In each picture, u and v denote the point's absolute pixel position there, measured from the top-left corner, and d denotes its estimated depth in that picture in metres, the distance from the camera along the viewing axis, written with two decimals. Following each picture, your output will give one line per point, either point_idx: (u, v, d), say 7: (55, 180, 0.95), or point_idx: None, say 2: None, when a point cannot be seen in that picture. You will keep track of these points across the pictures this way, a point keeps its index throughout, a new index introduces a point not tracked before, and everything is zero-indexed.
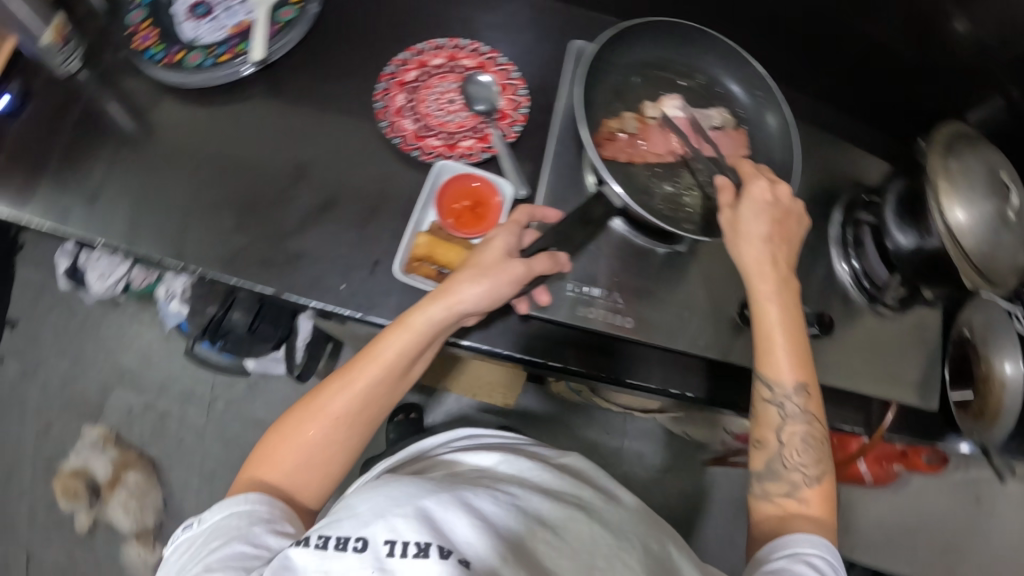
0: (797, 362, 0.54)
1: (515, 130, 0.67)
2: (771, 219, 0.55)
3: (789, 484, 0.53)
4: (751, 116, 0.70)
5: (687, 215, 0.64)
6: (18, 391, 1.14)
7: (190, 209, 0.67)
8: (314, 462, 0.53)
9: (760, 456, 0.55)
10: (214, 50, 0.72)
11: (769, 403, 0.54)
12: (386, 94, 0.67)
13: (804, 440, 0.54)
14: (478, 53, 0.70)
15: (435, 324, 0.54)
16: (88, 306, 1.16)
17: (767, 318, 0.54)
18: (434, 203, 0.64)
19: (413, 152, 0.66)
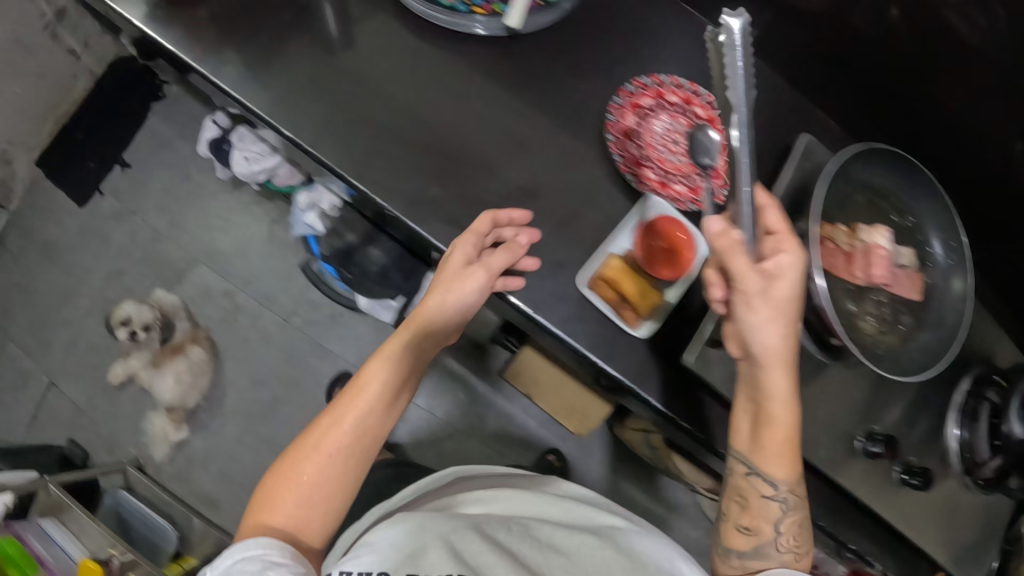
0: (790, 454, 0.55)
1: (723, 194, 0.67)
2: (780, 295, 0.51)
3: (766, 558, 0.56)
4: (937, 277, 0.69)
5: (862, 340, 0.65)
6: (110, 229, 1.16)
7: (394, 139, 0.67)
8: (319, 496, 0.52)
9: (751, 538, 0.57)
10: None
11: (744, 479, 0.57)
12: (620, 109, 0.68)
13: (799, 526, 0.57)
14: (712, 105, 0.69)
15: (410, 347, 0.58)
16: (202, 176, 1.17)
17: (776, 405, 0.54)
18: (633, 233, 0.64)
19: (628, 175, 0.66)
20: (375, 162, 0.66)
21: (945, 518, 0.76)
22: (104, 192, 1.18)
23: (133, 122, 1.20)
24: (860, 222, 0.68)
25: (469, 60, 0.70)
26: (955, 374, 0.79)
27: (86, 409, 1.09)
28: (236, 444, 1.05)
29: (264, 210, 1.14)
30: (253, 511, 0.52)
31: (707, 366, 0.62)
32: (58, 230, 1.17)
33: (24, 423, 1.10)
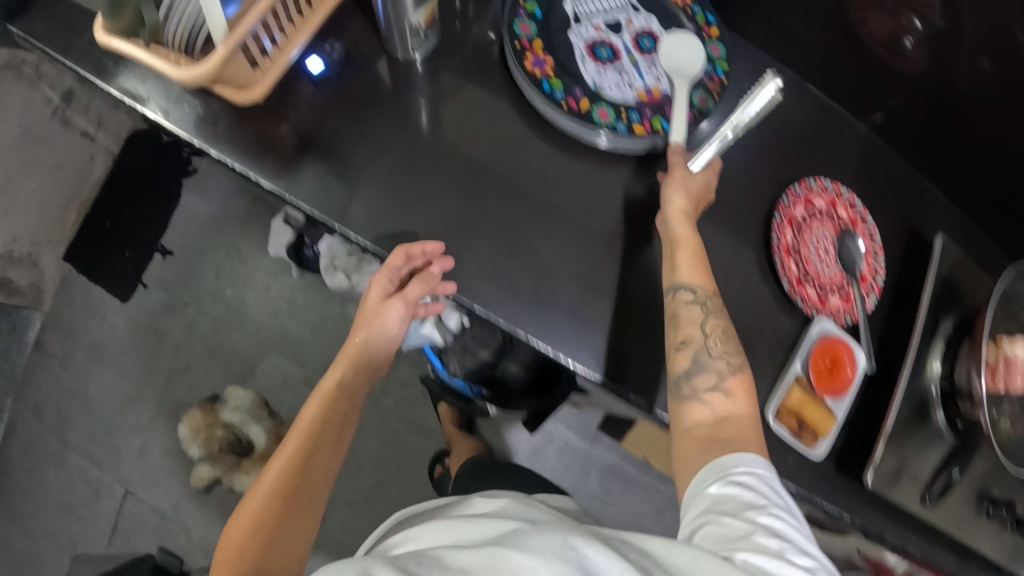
0: (694, 262, 0.61)
1: (871, 298, 0.71)
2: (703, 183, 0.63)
3: (717, 374, 0.57)
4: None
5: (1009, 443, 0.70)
6: (162, 323, 1.09)
7: (552, 272, 0.65)
8: (254, 536, 0.51)
9: (687, 353, 0.58)
10: (625, 113, 0.66)
11: (682, 307, 0.60)
12: (778, 227, 0.69)
13: (725, 332, 0.60)
14: (853, 207, 0.72)
15: (342, 386, 0.62)
16: (258, 258, 1.11)
17: (682, 247, 0.61)
18: (805, 356, 0.66)
19: (796, 298, 0.68)
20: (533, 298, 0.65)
21: None
22: (147, 283, 1.10)
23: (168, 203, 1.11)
24: (999, 331, 0.71)
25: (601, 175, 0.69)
26: None
27: (173, 515, 1.05)
28: (340, 535, 1.03)
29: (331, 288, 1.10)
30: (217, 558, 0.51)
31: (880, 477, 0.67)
32: (102, 329, 1.09)
33: (104, 536, 1.04)
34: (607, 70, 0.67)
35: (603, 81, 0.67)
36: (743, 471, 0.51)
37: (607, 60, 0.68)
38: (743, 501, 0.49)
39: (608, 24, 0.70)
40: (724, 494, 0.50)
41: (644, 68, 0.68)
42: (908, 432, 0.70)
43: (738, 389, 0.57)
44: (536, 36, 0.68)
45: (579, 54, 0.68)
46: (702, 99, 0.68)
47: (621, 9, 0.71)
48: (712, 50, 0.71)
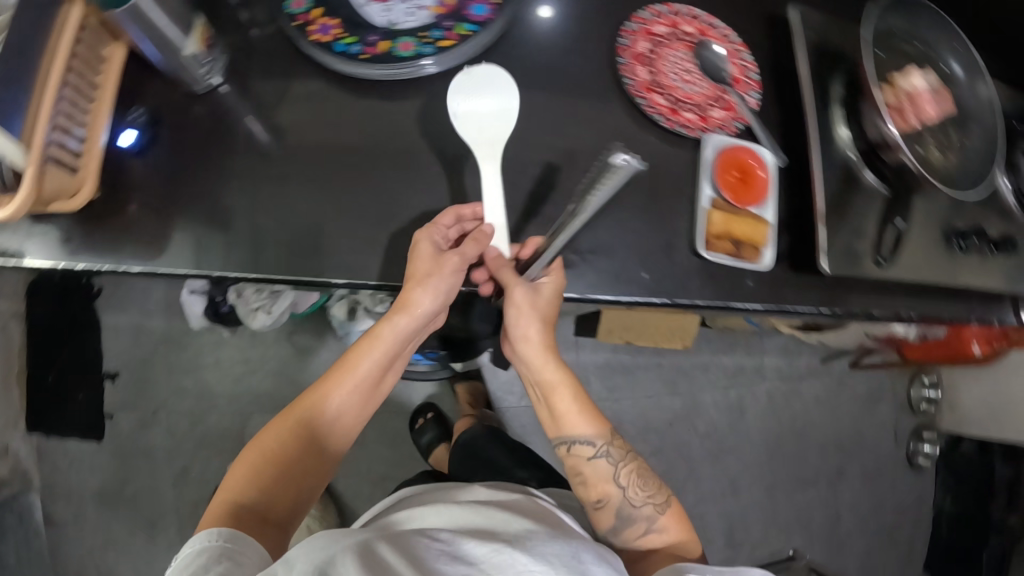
0: (590, 415, 0.62)
1: (753, 96, 0.68)
2: (540, 317, 0.60)
3: (645, 523, 0.60)
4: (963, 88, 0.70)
5: (945, 174, 0.67)
6: (145, 439, 1.09)
7: (432, 215, 0.62)
8: (273, 473, 0.55)
9: (605, 511, 0.61)
10: (428, 35, 0.63)
11: (586, 458, 0.62)
12: (629, 69, 0.66)
13: (642, 475, 0.62)
14: (695, 18, 0.69)
15: (398, 336, 0.58)
16: (199, 339, 1.08)
17: (556, 393, 0.62)
18: (711, 178, 0.64)
19: (676, 128, 0.65)
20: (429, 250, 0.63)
21: None
22: (113, 413, 1.09)
23: (90, 331, 1.09)
24: (890, 70, 0.68)
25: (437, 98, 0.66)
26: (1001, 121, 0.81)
27: None
28: None
29: (275, 331, 1.07)
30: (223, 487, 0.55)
31: (840, 257, 0.63)
32: (90, 477, 1.08)
33: None
34: (393, 3, 0.63)
35: (392, 15, 0.63)
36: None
37: None
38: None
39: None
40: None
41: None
42: (852, 200, 0.65)
43: (671, 518, 0.61)
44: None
45: None
46: None
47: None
48: None
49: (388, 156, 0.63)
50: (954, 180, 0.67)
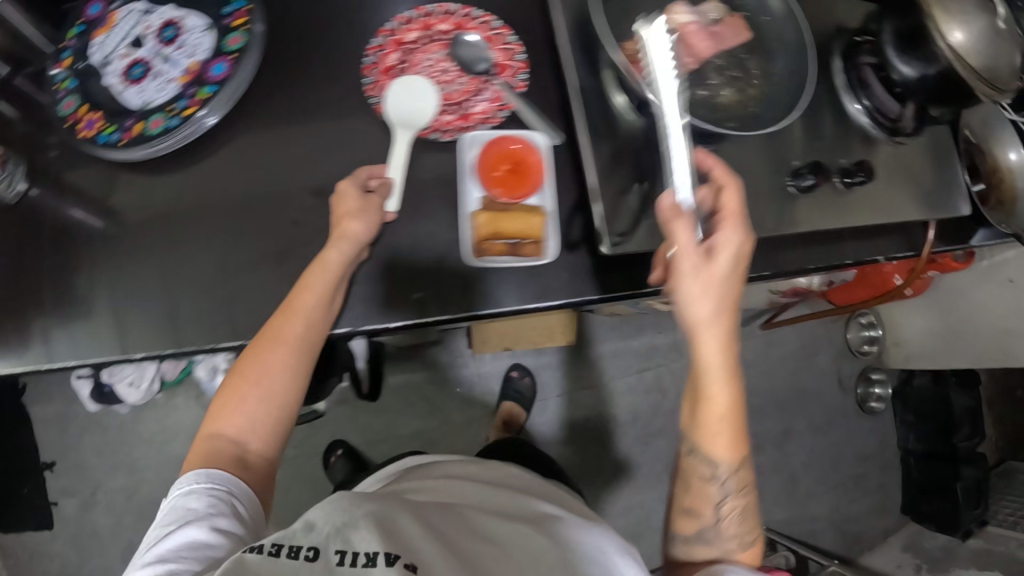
0: (734, 445, 0.57)
1: (521, 79, 0.66)
2: (715, 296, 0.52)
3: (711, 546, 0.61)
4: (751, 4, 0.68)
5: (739, 114, 0.64)
6: (89, 520, 1.11)
7: (225, 274, 0.67)
8: (275, 395, 0.56)
9: (695, 525, 0.61)
10: (173, 108, 0.70)
11: (708, 484, 0.59)
12: (376, 87, 0.68)
13: (742, 513, 0.61)
14: (449, 13, 0.68)
15: (345, 262, 0.57)
16: (119, 416, 1.11)
17: (716, 406, 0.55)
18: (475, 179, 0.63)
19: (432, 135, 0.64)
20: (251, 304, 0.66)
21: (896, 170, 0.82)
22: (57, 500, 1.11)
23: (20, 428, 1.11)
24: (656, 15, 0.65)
25: (240, 158, 0.70)
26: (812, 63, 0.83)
27: None
28: None
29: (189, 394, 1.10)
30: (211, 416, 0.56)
31: (638, 231, 0.60)
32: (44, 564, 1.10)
33: None
34: (144, 84, 0.72)
35: (145, 95, 0.71)
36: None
37: (140, 76, 0.72)
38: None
39: (127, 41, 0.73)
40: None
41: (175, 57, 0.72)
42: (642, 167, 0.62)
43: (721, 544, 0.63)
44: (77, 97, 0.71)
45: (114, 83, 0.72)
46: (234, 40, 0.71)
47: (131, 18, 0.74)
48: None
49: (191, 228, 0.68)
50: (749, 116, 0.64)
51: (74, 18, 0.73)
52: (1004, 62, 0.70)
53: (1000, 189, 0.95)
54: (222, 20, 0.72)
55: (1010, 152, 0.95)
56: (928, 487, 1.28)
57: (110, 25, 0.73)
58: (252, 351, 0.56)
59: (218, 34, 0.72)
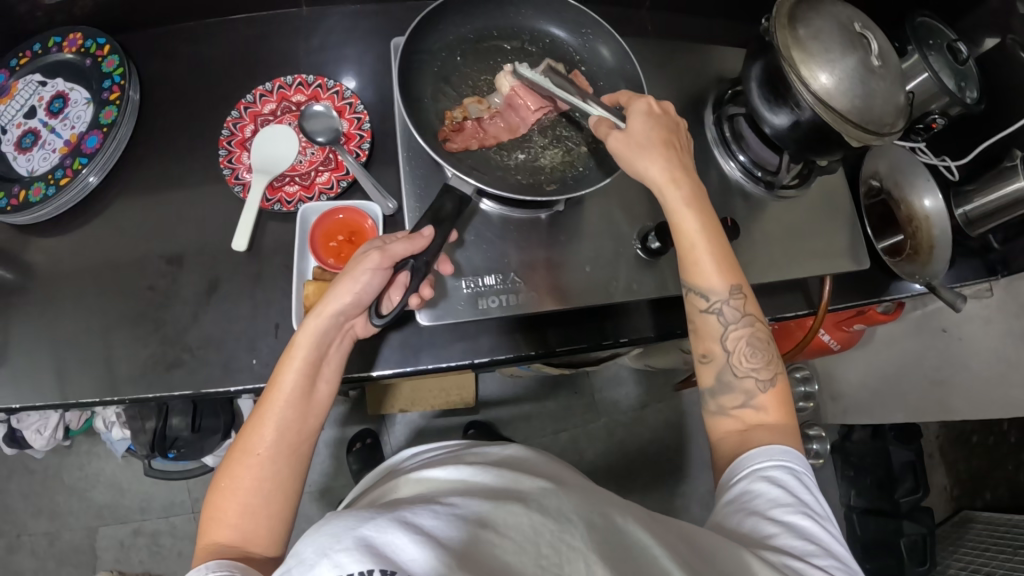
0: (722, 266, 0.57)
1: (364, 148, 0.70)
2: (662, 131, 0.59)
3: (744, 393, 0.56)
4: (585, 54, 0.70)
5: (565, 176, 0.64)
6: (11, 564, 1.13)
7: (75, 337, 0.68)
8: (269, 480, 0.49)
9: (711, 369, 0.58)
10: (52, 176, 0.71)
11: (707, 313, 0.57)
12: (231, 158, 0.71)
13: (750, 343, 0.57)
14: (305, 85, 0.73)
15: (322, 336, 0.53)
16: (43, 459, 1.16)
17: (687, 226, 0.57)
18: (310, 249, 0.65)
19: (274, 206, 0.68)
20: (104, 363, 0.67)
21: (784, 230, 0.80)
22: None
23: None
24: (488, 85, 0.67)
25: (110, 223, 0.73)
26: (691, 114, 0.82)
27: None
28: None
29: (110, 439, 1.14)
30: (204, 527, 0.47)
31: (454, 302, 0.60)
32: None
33: None
34: (32, 153, 0.73)
35: (31, 164, 0.73)
36: (774, 466, 0.51)
37: (30, 145, 0.73)
38: (769, 498, 0.49)
39: (22, 113, 0.75)
40: (753, 490, 0.50)
41: (59, 128, 0.74)
42: (463, 237, 0.63)
43: (728, 439, 0.56)
44: None
45: (8, 151, 0.73)
46: (107, 113, 0.74)
47: (28, 90, 0.75)
48: (109, 65, 0.75)
49: (45, 287, 0.70)
50: (570, 176, 0.64)
51: None
52: (873, 101, 0.67)
53: (917, 238, 0.89)
54: (101, 93, 0.75)
55: (926, 200, 0.89)
56: (874, 543, 1.25)
57: (10, 96, 0.75)
58: (240, 437, 0.50)
59: (97, 107, 0.74)
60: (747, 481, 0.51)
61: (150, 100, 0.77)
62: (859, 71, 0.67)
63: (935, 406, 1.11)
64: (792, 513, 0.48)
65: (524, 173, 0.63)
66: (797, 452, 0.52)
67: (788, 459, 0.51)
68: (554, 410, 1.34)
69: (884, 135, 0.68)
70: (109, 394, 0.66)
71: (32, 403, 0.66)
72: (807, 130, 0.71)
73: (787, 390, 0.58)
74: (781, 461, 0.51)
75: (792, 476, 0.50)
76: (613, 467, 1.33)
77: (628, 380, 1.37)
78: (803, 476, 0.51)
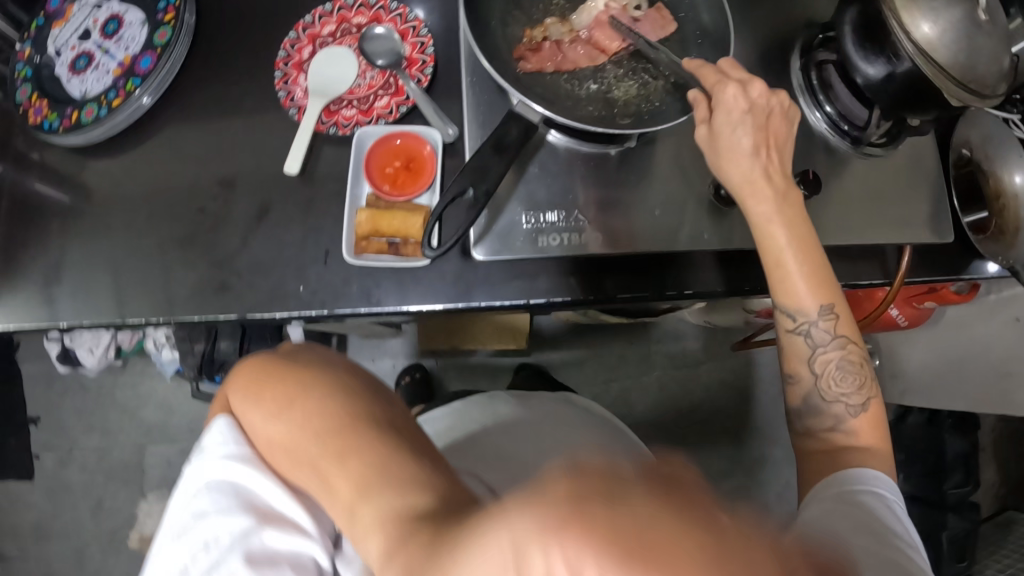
0: (814, 284, 0.53)
1: (426, 74, 0.67)
2: (754, 128, 0.53)
3: (834, 418, 0.54)
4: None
5: (639, 109, 0.59)
6: (64, 475, 1.19)
7: (129, 254, 0.68)
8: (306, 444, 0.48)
9: (797, 391, 0.56)
10: (105, 98, 0.71)
11: (794, 333, 0.55)
12: (287, 80, 0.69)
13: (840, 367, 0.55)
14: (367, 6, 0.70)
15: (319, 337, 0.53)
16: (96, 379, 1.21)
17: (776, 242, 0.53)
18: (365, 176, 0.63)
19: (330, 130, 0.67)
20: (158, 283, 0.67)
21: (865, 192, 0.74)
22: (39, 453, 1.20)
23: (8, 380, 1.18)
24: (558, 11, 0.62)
25: (167, 143, 0.72)
26: (774, 60, 0.75)
27: None
28: None
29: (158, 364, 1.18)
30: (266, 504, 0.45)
31: (510, 239, 0.58)
32: (22, 511, 1.19)
33: None
34: (86, 75, 0.72)
35: (85, 86, 0.72)
36: (866, 492, 0.50)
37: (84, 67, 0.72)
38: (863, 518, 0.47)
39: (76, 35, 0.74)
40: (846, 509, 0.49)
41: (113, 49, 0.73)
42: (525, 171, 0.59)
43: (812, 462, 0.54)
44: (31, 85, 0.72)
45: (61, 75, 0.72)
46: (161, 34, 0.73)
47: (83, 13, 0.75)
48: None
49: (102, 204, 0.70)
50: (645, 110, 0.59)
51: (36, 11, 0.75)
52: (980, 56, 0.60)
53: (1003, 216, 0.79)
54: (155, 15, 0.74)
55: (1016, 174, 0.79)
56: (915, 533, 1.21)
57: (66, 19, 0.74)
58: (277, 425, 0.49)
59: (150, 29, 0.73)
60: (839, 501, 0.49)
61: (208, 20, 0.76)
62: (966, 22, 0.60)
63: (1000, 397, 1.04)
64: (888, 540, 0.46)
65: (599, 103, 0.59)
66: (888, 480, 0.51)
67: (880, 487, 0.50)
68: (607, 359, 1.31)
69: (990, 96, 0.61)
70: (160, 313, 0.67)
71: (89, 317, 0.67)
72: (902, 83, 0.64)
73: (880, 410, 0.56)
74: (873, 486, 0.50)
75: (884, 504, 0.49)
76: (651, 431, 1.31)
77: (669, 350, 1.34)
78: (894, 507, 0.49)
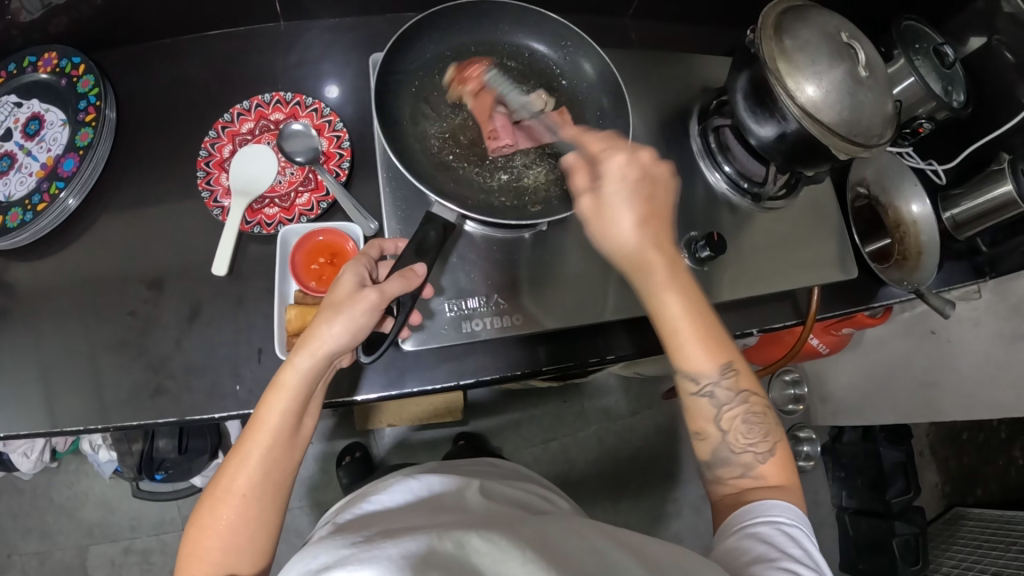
0: (709, 348, 0.55)
1: (344, 168, 0.70)
2: (638, 196, 0.57)
3: (742, 467, 0.55)
4: (566, 68, 0.69)
5: (549, 196, 0.63)
6: None
7: (50, 366, 0.67)
8: (244, 518, 0.49)
9: (707, 446, 0.57)
10: (29, 201, 0.70)
11: (699, 396, 0.56)
12: (210, 178, 0.70)
13: (745, 420, 0.56)
14: (284, 103, 0.73)
15: (304, 376, 0.51)
16: (32, 478, 1.16)
17: (668, 309, 0.55)
18: (292, 274, 0.65)
19: (254, 229, 0.68)
20: (82, 393, 0.66)
21: (772, 242, 0.79)
22: None
23: None
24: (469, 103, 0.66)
25: (88, 246, 0.71)
26: (676, 124, 0.81)
27: None
28: None
29: None
30: (184, 561, 0.49)
31: (438, 327, 0.60)
32: None
33: None
34: (9, 177, 0.71)
35: (8, 190, 0.71)
36: (763, 523, 0.51)
37: (6, 170, 0.72)
38: (757, 553, 0.48)
39: None
40: (744, 546, 0.50)
41: (35, 150, 0.72)
42: (446, 260, 0.62)
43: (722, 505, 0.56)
44: None
45: None
46: (83, 135, 0.72)
47: (3, 112, 0.74)
48: (84, 85, 0.74)
49: (17, 315, 0.68)
50: (555, 196, 0.63)
51: None
52: (863, 110, 0.65)
53: (904, 244, 0.87)
54: (75, 115, 0.73)
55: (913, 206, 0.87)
56: (867, 544, 1.26)
57: None
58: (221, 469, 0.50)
59: (72, 128, 0.73)
60: (739, 538, 0.51)
61: (127, 119, 0.76)
62: (846, 84, 0.65)
63: (925, 407, 1.11)
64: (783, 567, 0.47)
65: (514, 191, 0.63)
66: (790, 507, 0.52)
67: (779, 516, 0.51)
68: (543, 418, 1.34)
69: (874, 147, 0.67)
70: (84, 427, 0.65)
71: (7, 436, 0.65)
72: (795, 142, 0.69)
73: (788, 457, 0.57)
74: (771, 517, 0.51)
75: (781, 530, 0.50)
76: (611, 470, 1.34)
77: (618, 391, 1.38)
78: (791, 527, 0.50)
